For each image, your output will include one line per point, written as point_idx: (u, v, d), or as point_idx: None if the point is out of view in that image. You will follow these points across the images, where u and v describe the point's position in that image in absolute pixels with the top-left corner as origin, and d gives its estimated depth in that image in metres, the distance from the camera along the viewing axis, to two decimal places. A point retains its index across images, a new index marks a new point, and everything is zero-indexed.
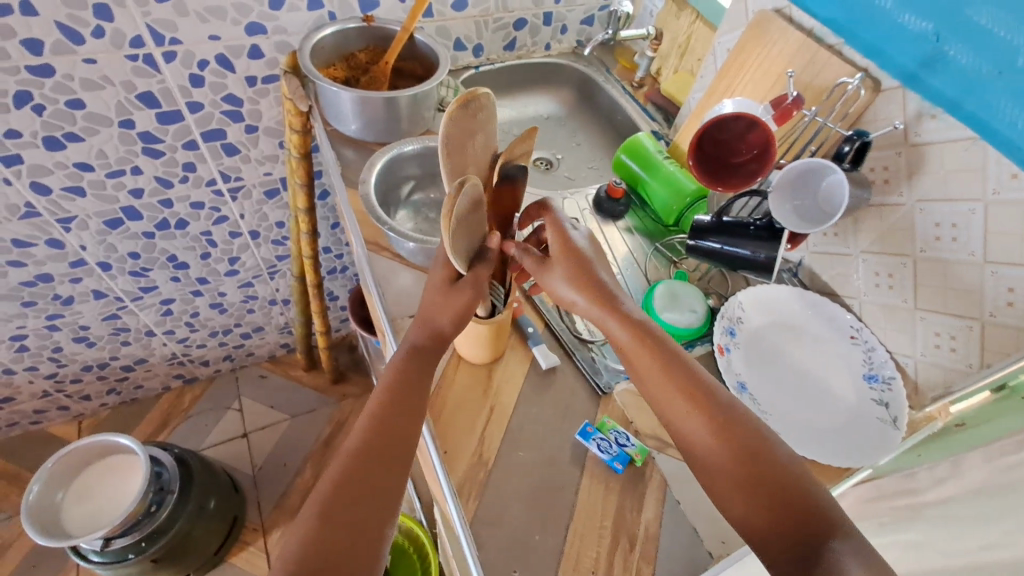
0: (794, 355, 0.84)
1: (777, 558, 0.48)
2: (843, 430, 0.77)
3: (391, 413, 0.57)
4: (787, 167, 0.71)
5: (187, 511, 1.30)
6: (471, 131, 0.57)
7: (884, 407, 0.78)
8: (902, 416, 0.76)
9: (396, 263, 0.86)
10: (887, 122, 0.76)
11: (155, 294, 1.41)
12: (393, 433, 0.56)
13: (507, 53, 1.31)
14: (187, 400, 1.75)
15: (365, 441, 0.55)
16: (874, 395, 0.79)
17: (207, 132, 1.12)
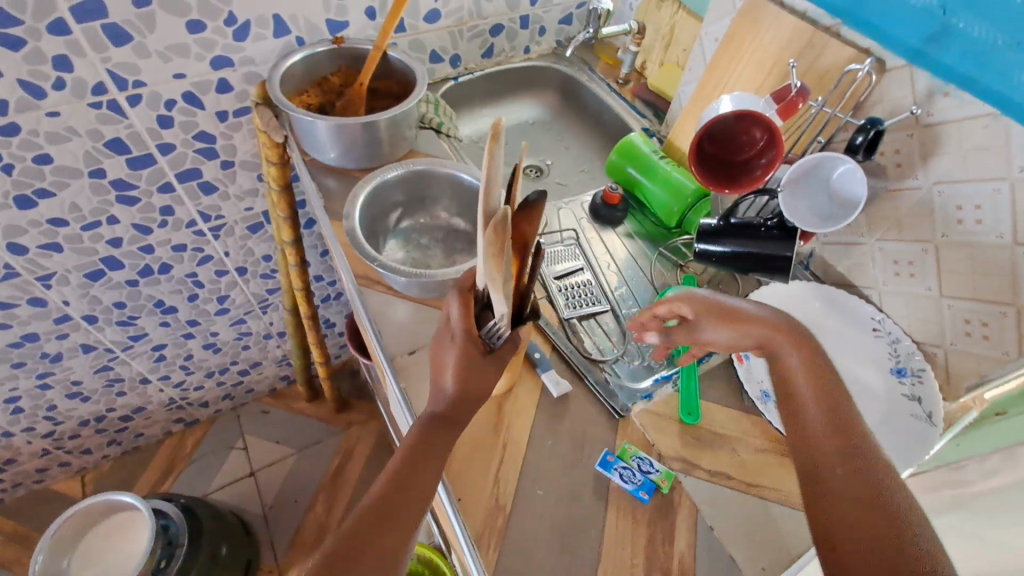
0: None
1: (853, 531, 0.45)
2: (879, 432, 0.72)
3: (411, 469, 0.55)
4: (800, 163, 0.67)
5: (199, 562, 1.24)
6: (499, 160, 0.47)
7: (917, 402, 0.73)
8: (937, 411, 0.72)
9: (389, 296, 0.81)
10: (898, 106, 0.71)
11: (146, 342, 1.36)
12: (410, 490, 0.54)
13: (486, 61, 1.27)
14: (190, 444, 1.70)
15: (379, 498, 0.52)
16: (905, 390, 0.75)
17: (182, 173, 1.08)
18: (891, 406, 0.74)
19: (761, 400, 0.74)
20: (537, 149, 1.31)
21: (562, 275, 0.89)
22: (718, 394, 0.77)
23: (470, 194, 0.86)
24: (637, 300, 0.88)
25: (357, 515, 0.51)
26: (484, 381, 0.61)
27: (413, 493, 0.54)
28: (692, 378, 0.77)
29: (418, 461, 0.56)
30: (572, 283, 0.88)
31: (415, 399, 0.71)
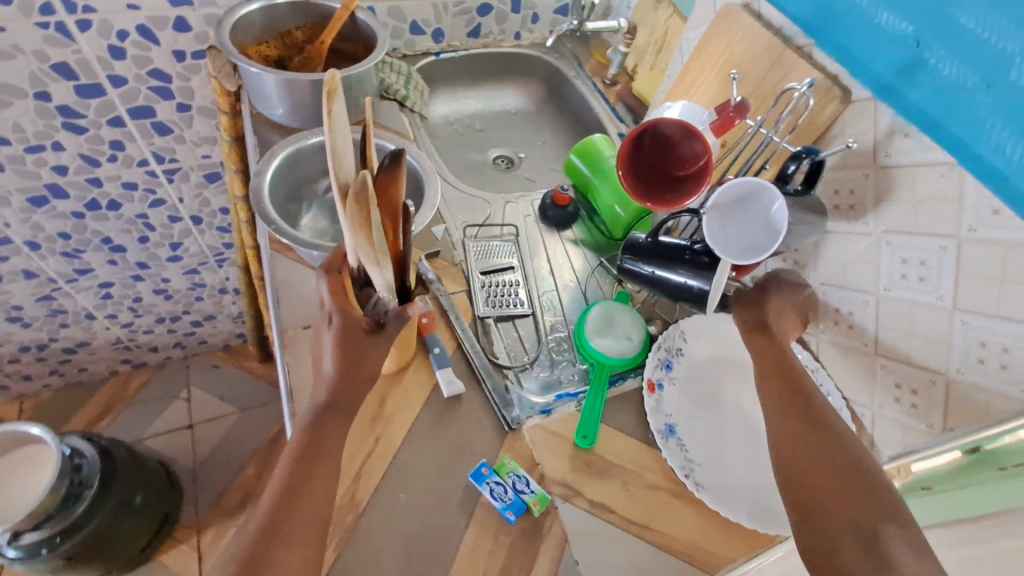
0: (737, 397, 0.74)
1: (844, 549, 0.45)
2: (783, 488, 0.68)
3: (304, 478, 0.52)
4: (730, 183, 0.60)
5: (108, 507, 1.25)
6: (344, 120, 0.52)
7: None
8: None
9: (300, 266, 0.78)
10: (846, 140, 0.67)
11: (91, 277, 1.34)
12: (303, 500, 0.51)
13: (472, 40, 1.22)
14: (135, 386, 1.69)
15: (271, 514, 0.50)
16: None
17: (134, 109, 1.04)
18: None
19: (665, 434, 0.71)
20: (513, 140, 1.26)
21: (491, 271, 0.84)
22: (623, 420, 0.73)
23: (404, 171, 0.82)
24: (564, 310, 0.83)
25: (250, 534, 0.48)
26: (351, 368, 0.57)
27: (305, 503, 0.51)
28: (598, 395, 0.72)
29: (314, 468, 0.53)
30: (500, 281, 0.83)
31: (297, 376, 0.68)
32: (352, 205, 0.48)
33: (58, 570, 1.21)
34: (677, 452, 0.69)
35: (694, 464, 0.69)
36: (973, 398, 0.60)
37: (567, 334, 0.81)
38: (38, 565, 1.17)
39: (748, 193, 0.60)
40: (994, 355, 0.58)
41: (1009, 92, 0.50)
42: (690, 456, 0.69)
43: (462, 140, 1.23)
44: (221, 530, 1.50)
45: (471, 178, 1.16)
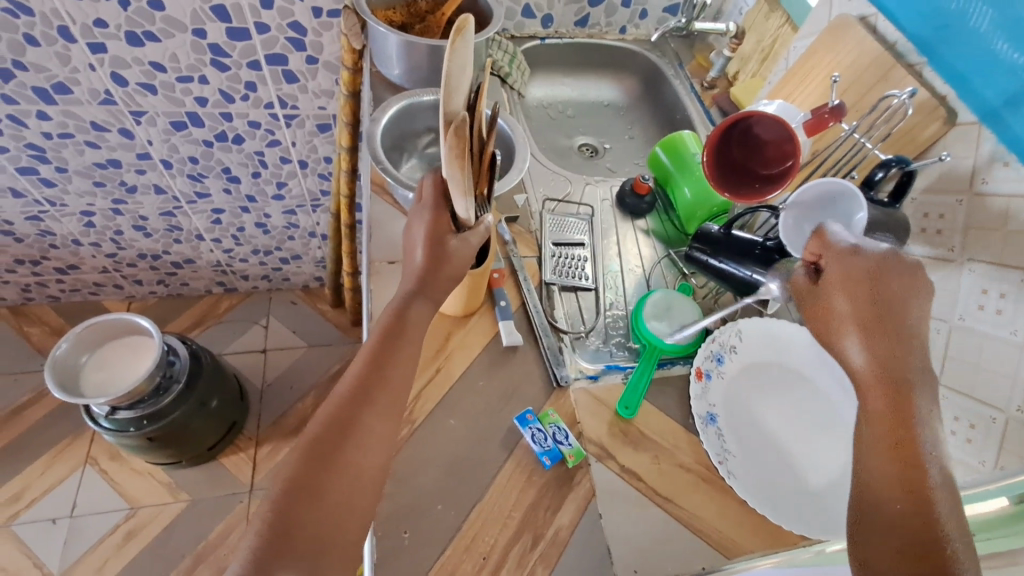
0: (787, 403, 0.75)
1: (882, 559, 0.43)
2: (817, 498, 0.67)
3: (368, 388, 0.57)
4: (817, 185, 0.62)
5: (189, 403, 1.42)
6: (464, 63, 0.56)
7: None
8: None
9: (393, 210, 0.86)
10: (934, 155, 0.68)
11: (207, 202, 1.52)
12: (366, 406, 0.56)
13: (578, 29, 1.27)
14: (223, 307, 1.89)
15: (338, 415, 0.55)
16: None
17: (271, 56, 1.18)
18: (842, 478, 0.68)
19: (705, 421, 0.72)
20: (601, 130, 1.30)
21: (563, 244, 0.89)
22: (665, 401, 0.76)
23: (499, 137, 0.89)
24: (625, 291, 0.87)
25: (320, 430, 0.54)
26: (427, 297, 0.64)
27: (368, 409, 0.56)
28: (645, 373, 0.76)
29: (376, 378, 0.58)
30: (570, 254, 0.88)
31: (377, 301, 0.76)
32: (451, 149, 0.54)
33: (142, 447, 1.39)
34: (715, 440, 0.71)
35: (730, 454, 0.70)
36: None
37: (625, 313, 0.84)
38: (125, 438, 1.35)
39: (831, 199, 0.62)
40: None
41: None
42: (727, 447, 0.71)
43: (553, 124, 1.28)
44: (276, 447, 1.66)
45: (555, 160, 1.22)
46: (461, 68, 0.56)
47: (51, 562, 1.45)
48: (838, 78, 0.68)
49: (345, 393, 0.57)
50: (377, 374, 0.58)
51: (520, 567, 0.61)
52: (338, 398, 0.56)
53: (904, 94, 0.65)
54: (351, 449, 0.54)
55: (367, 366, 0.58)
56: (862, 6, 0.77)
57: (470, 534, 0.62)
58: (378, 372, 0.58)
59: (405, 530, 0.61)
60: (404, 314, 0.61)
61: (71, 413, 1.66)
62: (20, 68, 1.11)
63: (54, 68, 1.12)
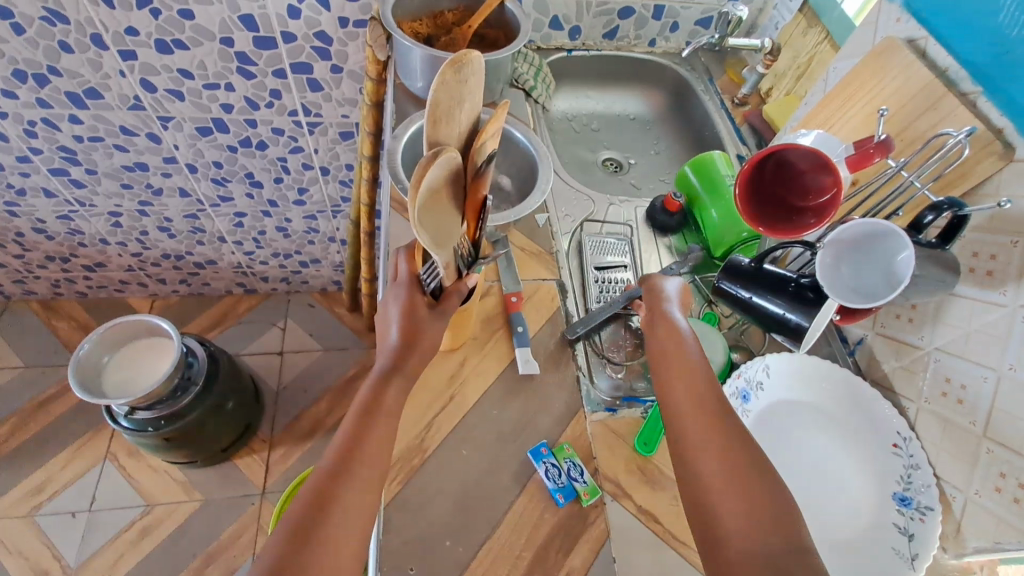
0: (811, 444, 0.72)
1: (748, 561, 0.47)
2: (847, 552, 0.64)
3: (356, 449, 0.55)
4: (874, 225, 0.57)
5: (205, 404, 1.43)
6: (459, 98, 0.53)
7: (906, 537, 0.64)
8: (924, 557, 0.61)
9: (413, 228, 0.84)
10: (990, 199, 0.63)
11: (231, 205, 1.53)
12: (349, 479, 0.53)
13: (606, 41, 1.24)
14: (243, 307, 1.91)
15: (317, 497, 0.52)
16: (898, 520, 0.65)
17: (296, 64, 1.18)
18: (868, 528, 0.66)
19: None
20: (626, 145, 1.27)
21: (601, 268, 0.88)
22: None
23: (520, 154, 0.86)
24: None
25: (301, 512, 0.51)
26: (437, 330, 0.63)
27: (350, 482, 0.53)
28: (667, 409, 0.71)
29: (358, 453, 0.55)
30: (597, 278, 0.86)
31: None
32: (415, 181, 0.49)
33: (160, 448, 1.41)
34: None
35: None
36: None
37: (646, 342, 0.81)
38: (143, 438, 1.37)
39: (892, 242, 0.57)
40: None
41: None
42: None
43: (577, 138, 1.25)
44: (289, 450, 1.67)
45: (578, 175, 1.19)
46: (453, 102, 0.53)
47: (68, 554, 1.47)
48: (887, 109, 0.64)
49: (325, 469, 0.54)
50: (357, 446, 0.55)
51: None
52: (317, 473, 0.54)
53: (960, 133, 0.60)
54: (331, 529, 0.50)
55: (355, 424, 0.57)
56: (911, 28, 0.73)
57: (479, 572, 0.60)
58: (358, 446, 0.55)
59: (412, 567, 0.59)
60: (379, 393, 0.59)
61: (90, 410, 1.68)
62: (55, 74, 1.13)
63: (87, 74, 1.14)
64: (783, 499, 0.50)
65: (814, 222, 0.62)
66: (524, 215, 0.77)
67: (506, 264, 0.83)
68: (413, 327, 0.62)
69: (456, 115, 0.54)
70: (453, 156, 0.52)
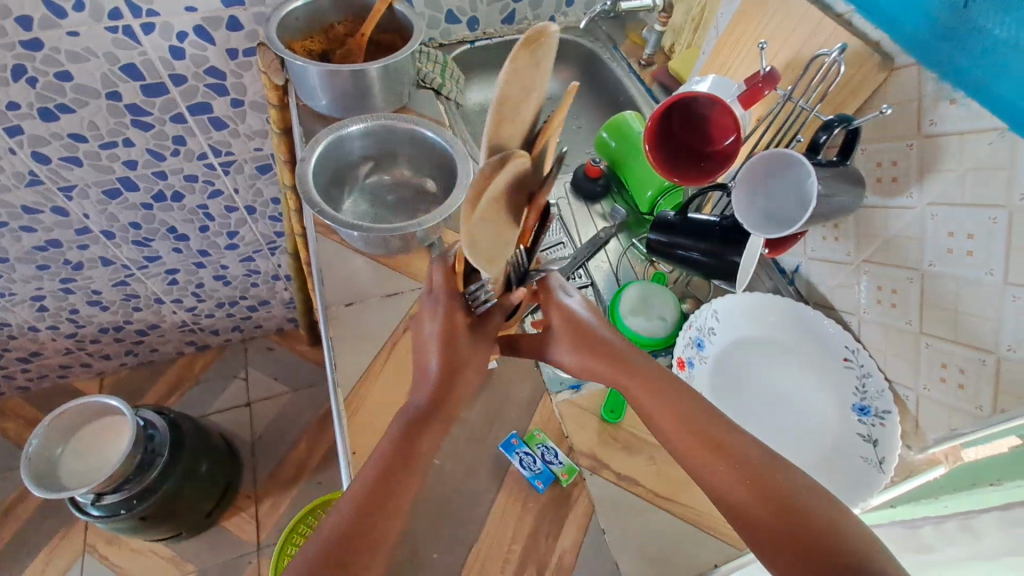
0: (768, 378, 0.73)
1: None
2: (817, 468, 0.67)
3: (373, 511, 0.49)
4: (788, 152, 0.58)
5: (176, 472, 1.38)
6: (530, 86, 0.43)
7: (871, 444, 0.67)
8: (891, 459, 0.64)
9: (343, 248, 0.82)
10: (873, 109, 0.66)
11: (160, 264, 1.46)
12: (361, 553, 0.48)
13: (506, 27, 1.23)
14: (198, 366, 1.82)
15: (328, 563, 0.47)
16: (861, 429, 0.68)
17: (194, 106, 1.14)
18: (834, 442, 0.69)
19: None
20: None
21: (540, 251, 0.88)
22: None
23: (436, 151, 0.85)
24: (597, 288, 0.84)
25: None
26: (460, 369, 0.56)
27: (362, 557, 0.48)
28: None
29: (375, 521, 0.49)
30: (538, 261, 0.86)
31: (340, 349, 0.72)
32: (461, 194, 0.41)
33: (138, 529, 1.35)
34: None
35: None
36: None
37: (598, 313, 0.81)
38: (118, 522, 1.30)
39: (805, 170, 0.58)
40: None
41: None
42: None
43: None
44: (277, 500, 1.61)
45: None
46: (524, 91, 0.43)
47: None
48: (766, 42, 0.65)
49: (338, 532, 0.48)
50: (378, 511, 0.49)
51: None
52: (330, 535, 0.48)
53: (834, 52, 0.62)
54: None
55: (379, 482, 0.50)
56: None
57: None
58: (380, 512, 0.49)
59: None
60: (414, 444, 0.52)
61: (55, 509, 1.57)
62: None
63: None
64: (792, 486, 0.48)
65: (721, 170, 0.65)
66: (450, 214, 0.76)
67: None
68: (455, 358, 0.55)
69: (526, 107, 0.44)
70: (520, 159, 0.42)
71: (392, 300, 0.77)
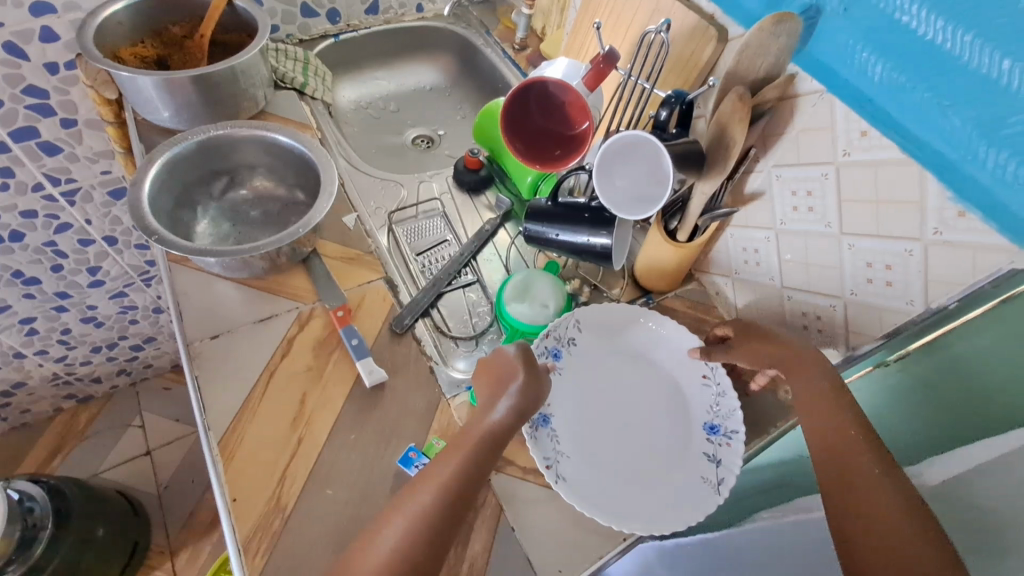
0: (625, 394, 0.71)
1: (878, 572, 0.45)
2: (653, 486, 0.63)
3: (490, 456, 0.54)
4: (614, 137, 0.60)
5: (66, 546, 1.23)
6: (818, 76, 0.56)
7: (714, 465, 0.65)
8: (728, 480, 0.64)
9: (207, 276, 0.74)
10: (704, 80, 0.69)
11: (9, 314, 1.27)
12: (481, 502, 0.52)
13: (371, 17, 1.17)
14: (83, 421, 1.61)
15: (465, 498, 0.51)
16: (708, 449, 0.66)
17: (15, 131, 0.99)
18: (678, 463, 0.65)
19: (538, 425, 0.65)
20: (430, 118, 1.22)
21: (425, 251, 0.85)
22: None
23: (295, 157, 0.79)
24: (486, 282, 0.82)
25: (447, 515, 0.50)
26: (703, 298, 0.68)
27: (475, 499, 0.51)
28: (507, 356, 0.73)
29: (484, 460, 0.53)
30: (421, 262, 0.83)
31: (211, 388, 0.66)
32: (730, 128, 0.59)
33: None
34: (546, 442, 0.64)
35: (563, 456, 0.64)
36: (867, 316, 0.62)
37: (490, 308, 0.80)
38: None
39: (781, 148, 0.63)
40: (901, 274, 0.57)
41: (865, 13, 0.52)
42: (560, 448, 0.64)
43: (378, 125, 1.19)
44: (195, 550, 1.48)
45: (387, 162, 1.13)
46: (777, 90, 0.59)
47: None
48: (598, 23, 0.66)
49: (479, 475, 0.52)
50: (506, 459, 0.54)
51: None
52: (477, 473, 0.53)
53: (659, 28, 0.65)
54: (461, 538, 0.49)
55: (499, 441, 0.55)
56: None
57: None
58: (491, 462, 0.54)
59: None
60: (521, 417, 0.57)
61: None
62: None
63: None
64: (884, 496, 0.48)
65: (578, 155, 0.64)
66: (314, 225, 0.71)
67: (322, 278, 0.76)
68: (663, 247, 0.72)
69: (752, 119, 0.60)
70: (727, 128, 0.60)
71: (266, 326, 0.72)
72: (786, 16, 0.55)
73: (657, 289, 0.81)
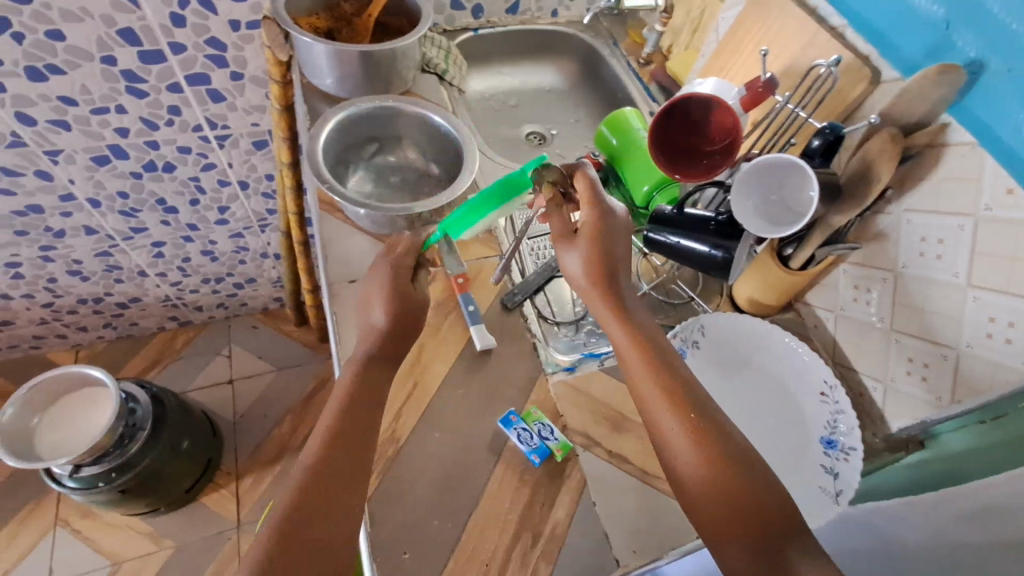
0: (743, 397, 0.76)
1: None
2: None
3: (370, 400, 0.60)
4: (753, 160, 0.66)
5: (157, 449, 1.37)
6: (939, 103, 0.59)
7: (831, 476, 0.68)
8: (846, 492, 0.66)
9: (348, 227, 0.83)
10: (863, 117, 0.70)
11: (146, 236, 1.44)
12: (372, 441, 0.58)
13: (509, 16, 1.25)
14: (180, 341, 1.79)
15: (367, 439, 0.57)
16: (825, 461, 0.69)
17: (191, 76, 1.13)
18: (795, 469, 0.71)
19: None
20: (547, 117, 1.29)
21: (537, 237, 0.91)
22: None
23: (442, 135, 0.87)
24: None
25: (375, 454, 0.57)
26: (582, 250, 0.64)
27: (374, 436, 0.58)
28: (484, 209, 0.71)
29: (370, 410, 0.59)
30: (533, 247, 0.89)
31: (344, 325, 0.75)
32: (879, 166, 0.61)
33: (115, 502, 1.34)
34: None
35: None
36: (980, 371, 0.63)
37: None
38: (96, 495, 1.30)
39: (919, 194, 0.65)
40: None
41: None
42: None
43: (498, 116, 1.27)
44: (258, 478, 1.61)
45: (503, 152, 1.21)
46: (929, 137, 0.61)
47: None
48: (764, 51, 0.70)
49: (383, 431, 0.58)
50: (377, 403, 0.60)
51: (523, 566, 0.62)
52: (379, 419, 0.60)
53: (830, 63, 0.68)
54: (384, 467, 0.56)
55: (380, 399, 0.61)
56: None
57: (470, 543, 0.63)
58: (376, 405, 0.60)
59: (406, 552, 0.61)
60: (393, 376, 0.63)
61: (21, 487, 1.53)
62: None
63: None
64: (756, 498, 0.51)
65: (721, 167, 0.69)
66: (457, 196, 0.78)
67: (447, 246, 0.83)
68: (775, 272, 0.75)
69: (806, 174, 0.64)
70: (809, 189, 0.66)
71: None
72: (951, 68, 0.57)
73: (761, 310, 0.84)
